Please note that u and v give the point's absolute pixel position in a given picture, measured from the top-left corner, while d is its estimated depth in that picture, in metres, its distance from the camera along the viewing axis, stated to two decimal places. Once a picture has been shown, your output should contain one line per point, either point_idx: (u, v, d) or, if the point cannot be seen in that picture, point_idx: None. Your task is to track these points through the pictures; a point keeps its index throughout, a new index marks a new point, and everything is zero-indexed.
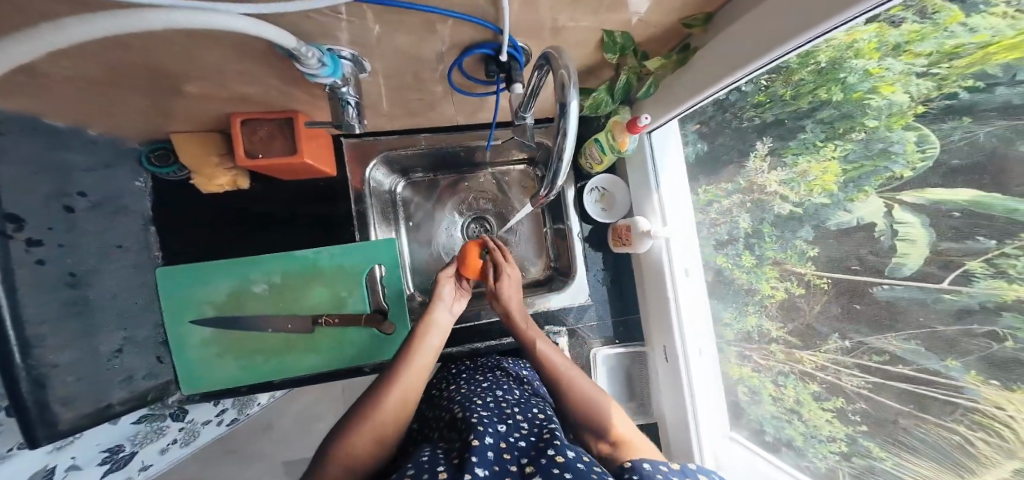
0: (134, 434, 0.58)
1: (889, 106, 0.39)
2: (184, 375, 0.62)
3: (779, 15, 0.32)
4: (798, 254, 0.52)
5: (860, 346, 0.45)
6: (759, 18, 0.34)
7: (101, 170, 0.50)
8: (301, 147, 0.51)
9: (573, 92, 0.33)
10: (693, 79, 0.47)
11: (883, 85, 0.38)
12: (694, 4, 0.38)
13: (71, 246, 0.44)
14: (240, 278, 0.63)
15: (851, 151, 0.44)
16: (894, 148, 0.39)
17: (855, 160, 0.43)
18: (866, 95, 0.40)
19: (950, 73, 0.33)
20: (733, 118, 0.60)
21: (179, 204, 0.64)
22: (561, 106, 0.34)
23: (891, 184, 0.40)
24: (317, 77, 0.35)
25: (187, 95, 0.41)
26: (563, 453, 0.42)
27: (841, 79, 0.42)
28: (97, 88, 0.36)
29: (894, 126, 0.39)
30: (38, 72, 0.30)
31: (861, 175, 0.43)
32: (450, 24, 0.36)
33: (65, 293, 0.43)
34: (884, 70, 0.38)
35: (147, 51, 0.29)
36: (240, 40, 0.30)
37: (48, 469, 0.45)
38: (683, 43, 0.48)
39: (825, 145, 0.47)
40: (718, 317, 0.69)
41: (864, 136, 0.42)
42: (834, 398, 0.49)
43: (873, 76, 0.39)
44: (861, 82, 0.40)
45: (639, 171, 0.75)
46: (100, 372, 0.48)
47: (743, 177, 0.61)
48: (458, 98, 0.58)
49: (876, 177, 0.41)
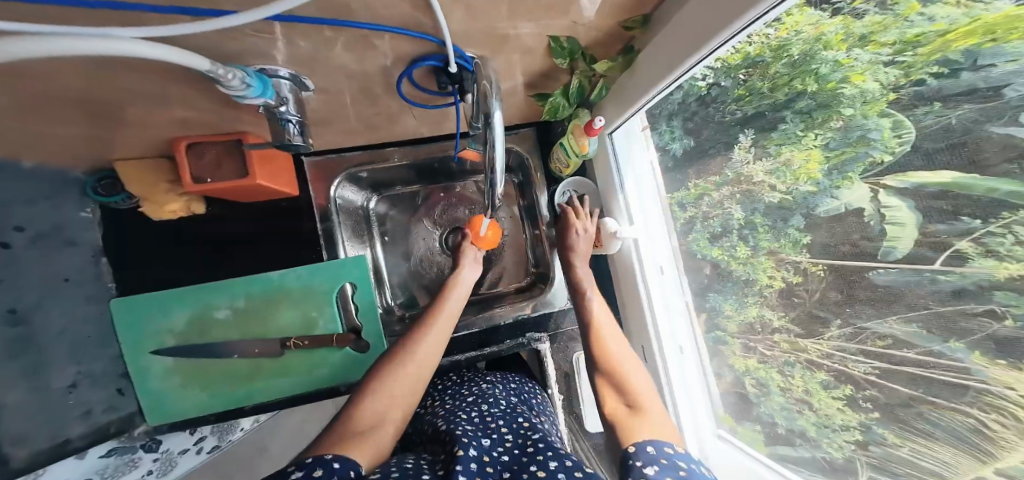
0: (102, 467, 0.54)
1: (861, 95, 0.37)
2: (149, 407, 0.60)
3: (712, 11, 0.32)
4: (792, 243, 0.49)
5: (863, 332, 0.42)
6: (691, 16, 0.34)
7: (41, 203, 0.49)
8: (253, 169, 0.50)
9: (495, 103, 0.33)
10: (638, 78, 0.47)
11: (854, 74, 0.37)
12: (629, 6, 0.38)
13: (7, 283, 0.43)
14: (203, 304, 0.62)
15: (832, 139, 0.42)
16: (872, 135, 0.38)
17: (836, 148, 0.42)
18: (838, 85, 0.39)
19: (916, 60, 0.32)
20: (716, 111, 0.58)
21: (130, 233, 0.62)
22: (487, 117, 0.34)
23: (874, 169, 0.38)
24: (244, 99, 0.34)
25: (123, 122, 0.40)
26: (545, 466, 0.40)
27: (814, 70, 0.41)
28: (19, 120, 0.35)
29: (870, 113, 0.37)
30: None
31: (845, 162, 0.41)
32: (389, 39, 0.35)
33: (3, 332, 0.42)
34: (853, 60, 0.37)
35: (55, 78, 0.28)
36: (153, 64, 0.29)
37: None
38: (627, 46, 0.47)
39: (805, 135, 0.45)
40: (720, 310, 0.63)
41: (842, 124, 0.40)
42: (843, 386, 0.45)
43: (844, 66, 0.38)
44: (834, 72, 0.39)
45: (605, 174, 0.78)
46: (47, 411, 0.47)
47: (730, 169, 0.58)
48: (417, 110, 0.57)
49: (859, 163, 0.40)
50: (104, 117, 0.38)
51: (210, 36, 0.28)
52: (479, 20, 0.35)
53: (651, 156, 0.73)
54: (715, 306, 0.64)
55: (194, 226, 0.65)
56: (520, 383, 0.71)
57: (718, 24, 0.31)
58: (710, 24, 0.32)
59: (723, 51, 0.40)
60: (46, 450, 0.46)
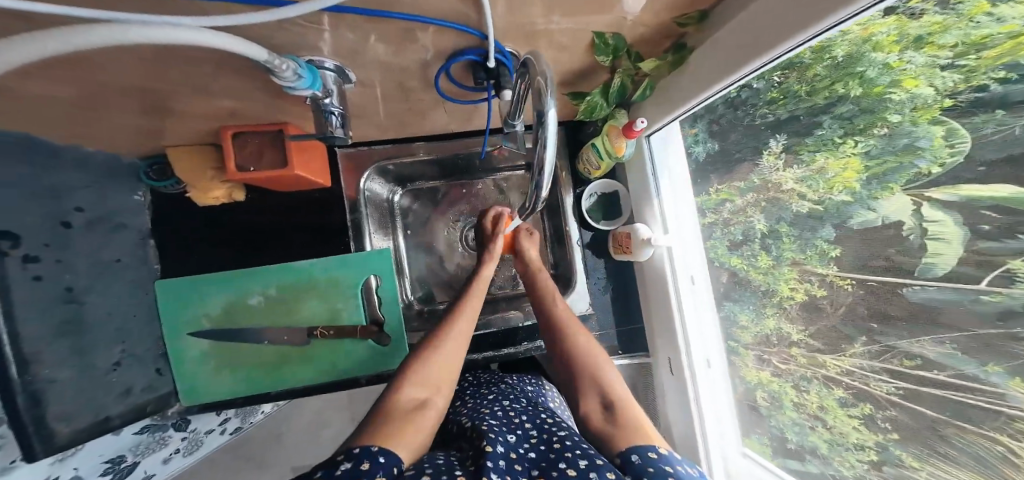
0: (136, 444, 0.56)
1: (911, 100, 0.35)
2: (185, 388, 0.62)
3: (775, 16, 0.30)
4: (819, 254, 0.48)
5: (890, 350, 0.41)
6: (750, 22, 0.33)
7: (98, 186, 0.52)
8: (292, 160, 0.52)
9: (550, 101, 0.30)
10: (690, 81, 0.46)
11: (905, 79, 0.35)
12: (686, 2, 0.35)
13: (66, 262, 0.45)
14: (237, 291, 0.64)
15: (873, 147, 0.40)
16: (920, 143, 0.35)
17: (877, 155, 0.40)
18: (887, 89, 0.36)
19: (979, 65, 0.29)
20: (746, 114, 0.55)
21: (173, 217, 0.65)
22: (539, 116, 0.32)
23: (919, 181, 0.36)
24: (296, 90, 0.35)
25: (174, 111, 0.41)
26: (575, 465, 0.38)
27: (860, 73, 0.38)
28: (86, 108, 0.37)
29: (920, 120, 0.35)
30: (15, 93, 0.30)
31: (885, 172, 0.39)
32: (433, 32, 0.35)
33: (62, 309, 0.43)
34: (905, 63, 0.34)
35: (118, 67, 0.29)
36: (215, 54, 0.30)
37: None
38: (679, 43, 0.45)
39: (844, 142, 0.43)
40: (734, 320, 0.64)
41: (887, 131, 0.38)
42: (862, 404, 0.45)
43: (893, 69, 0.35)
44: (881, 76, 0.36)
45: (640, 177, 0.73)
46: (90, 389, 0.46)
47: (757, 174, 0.57)
48: (450, 105, 0.57)
49: (902, 174, 0.37)
50: (160, 106, 0.39)
51: (265, 25, 0.28)
52: (523, 14, 0.34)
53: (682, 155, 0.70)
54: (731, 315, 0.64)
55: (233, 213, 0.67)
56: (537, 385, 0.70)
57: (778, 29, 0.30)
58: (769, 33, 0.31)
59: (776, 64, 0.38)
60: (88, 427, 0.45)
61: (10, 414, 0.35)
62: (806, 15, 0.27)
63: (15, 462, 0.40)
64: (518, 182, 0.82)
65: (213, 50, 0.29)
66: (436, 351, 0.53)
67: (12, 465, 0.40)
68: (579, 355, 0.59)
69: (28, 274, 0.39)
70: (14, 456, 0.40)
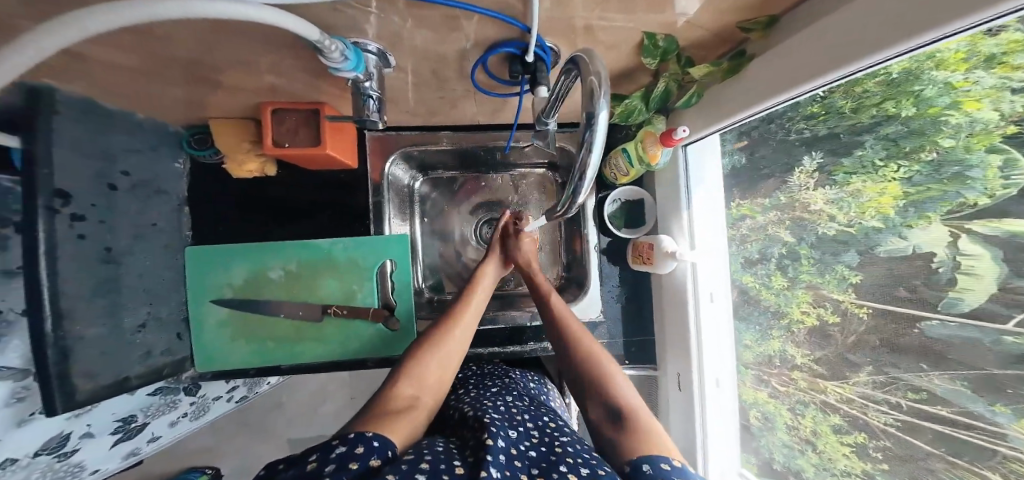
0: (147, 405, 0.60)
1: (970, 125, 0.32)
2: (203, 354, 0.64)
3: (845, 32, 0.28)
4: (838, 279, 0.47)
5: (895, 382, 0.41)
6: (816, 37, 0.31)
7: (145, 151, 0.54)
8: (325, 139, 0.51)
9: (603, 102, 0.28)
10: (747, 88, 0.42)
11: (967, 100, 0.31)
12: (756, 3, 0.32)
13: (108, 223, 0.46)
14: (260, 263, 0.65)
15: (917, 174, 0.37)
16: (971, 172, 0.32)
17: (920, 183, 0.37)
18: (944, 110, 0.33)
19: None
20: (780, 129, 0.52)
21: (209, 186, 0.67)
22: (588, 118, 0.29)
23: (964, 211, 0.34)
24: (340, 71, 0.34)
25: (223, 85, 0.42)
26: (575, 470, 0.36)
27: (914, 93, 0.34)
28: (140, 78, 0.38)
29: (974, 147, 0.32)
30: (85, 61, 0.31)
31: (926, 200, 0.37)
32: (477, 20, 0.34)
33: (101, 268, 0.45)
34: (971, 84, 0.30)
35: (173, 42, 0.30)
36: (266, 32, 0.29)
37: (64, 435, 0.48)
38: (738, 48, 0.42)
39: (885, 165, 0.40)
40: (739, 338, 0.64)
41: (936, 157, 0.35)
42: (857, 432, 0.45)
43: (956, 90, 0.31)
44: (940, 97, 0.33)
45: (670, 187, 0.70)
46: (115, 348, 0.47)
47: (784, 192, 0.55)
48: (480, 97, 0.56)
49: (945, 203, 0.35)
50: (205, 78, 0.39)
51: (318, 5, 0.27)
52: (575, 8, 0.32)
53: (717, 164, 0.65)
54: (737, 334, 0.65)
55: (266, 188, 0.68)
56: (540, 384, 0.70)
57: (851, 44, 0.28)
58: (846, 50, 0.28)
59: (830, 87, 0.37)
60: (110, 384, 0.46)
61: (39, 366, 0.37)
62: (883, 36, 0.25)
63: (36, 414, 0.44)
64: (536, 181, 0.81)
65: (252, 25, 0.28)
66: (434, 350, 0.52)
67: (31, 417, 0.43)
68: (583, 354, 0.53)
69: (74, 233, 0.40)
70: (35, 408, 0.44)
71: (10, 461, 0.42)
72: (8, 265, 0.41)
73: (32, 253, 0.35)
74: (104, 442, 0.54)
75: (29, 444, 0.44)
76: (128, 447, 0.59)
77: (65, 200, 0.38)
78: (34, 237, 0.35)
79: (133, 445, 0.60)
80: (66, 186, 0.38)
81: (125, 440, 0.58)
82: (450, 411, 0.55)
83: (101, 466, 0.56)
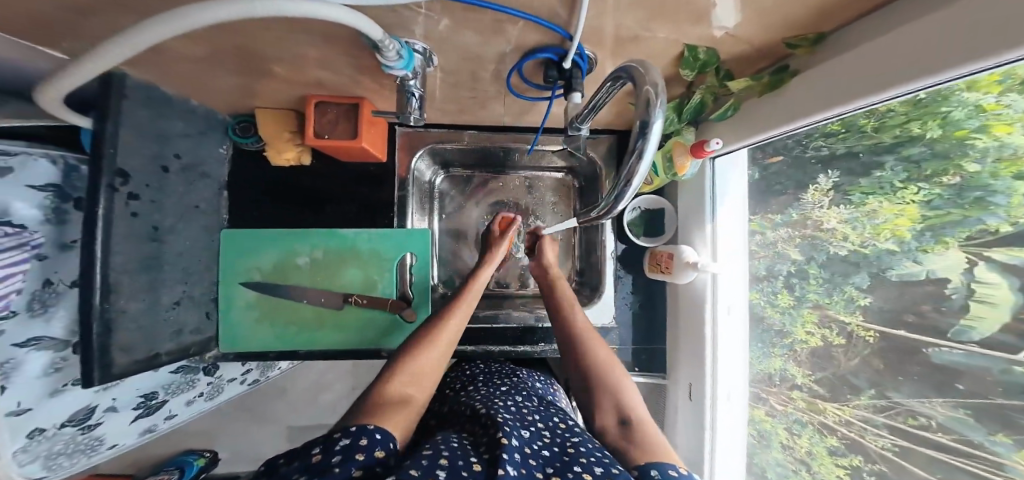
0: (168, 383, 0.62)
1: (999, 148, 0.33)
2: (228, 333, 0.66)
3: (869, 57, 0.30)
4: (846, 300, 0.51)
5: (896, 407, 0.45)
6: (847, 65, 0.32)
7: (195, 136, 0.56)
8: (361, 133, 0.55)
9: (659, 111, 0.27)
10: (785, 105, 0.42)
11: (997, 124, 0.32)
12: (806, 23, 0.33)
13: (158, 203, 0.49)
14: (288, 249, 0.67)
15: (937, 197, 0.39)
16: (995, 198, 0.34)
17: (938, 208, 0.39)
18: (972, 134, 0.34)
19: None
20: (796, 146, 0.54)
21: (247, 172, 0.68)
22: (640, 125, 0.28)
23: (983, 237, 0.35)
24: (391, 69, 0.38)
25: (271, 75, 0.46)
26: (591, 470, 0.36)
27: (943, 113, 0.34)
28: (196, 64, 0.41)
29: (1001, 173, 0.33)
30: (164, 49, 0.35)
31: (943, 226, 0.39)
32: (522, 26, 0.35)
33: (147, 246, 0.47)
34: (1004, 107, 0.30)
35: (243, 33, 0.34)
36: (329, 28, 0.33)
37: (89, 408, 0.50)
38: (780, 64, 0.41)
39: (904, 187, 0.43)
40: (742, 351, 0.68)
41: (960, 180, 0.37)
42: (851, 455, 0.51)
43: (987, 112, 0.31)
44: (969, 119, 0.33)
45: (693, 198, 0.70)
46: (151, 323, 0.49)
47: (796, 209, 0.59)
48: (511, 100, 0.57)
49: (964, 229, 0.37)
50: (251, 56, 0.40)
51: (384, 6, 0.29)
52: (616, 17, 0.33)
53: (743, 176, 0.66)
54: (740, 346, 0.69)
55: (302, 177, 0.70)
56: (546, 384, 0.70)
57: (880, 72, 0.29)
58: (876, 75, 0.29)
59: (855, 113, 0.38)
60: (142, 359, 0.48)
61: (84, 337, 0.39)
62: (907, 67, 0.26)
63: (68, 385, 0.47)
64: (553, 184, 0.81)
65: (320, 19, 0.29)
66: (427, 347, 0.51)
67: (64, 387, 0.46)
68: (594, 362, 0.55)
69: (128, 210, 0.43)
70: (67, 380, 0.47)
71: (39, 430, 0.44)
72: (66, 238, 0.44)
73: (91, 228, 0.38)
74: (126, 416, 0.56)
75: (56, 415, 0.46)
76: (146, 423, 0.60)
77: (124, 179, 0.42)
78: (94, 212, 0.38)
79: (151, 421, 0.62)
80: (124, 167, 0.41)
81: (145, 416, 0.60)
82: (461, 407, 0.56)
83: (120, 441, 0.58)
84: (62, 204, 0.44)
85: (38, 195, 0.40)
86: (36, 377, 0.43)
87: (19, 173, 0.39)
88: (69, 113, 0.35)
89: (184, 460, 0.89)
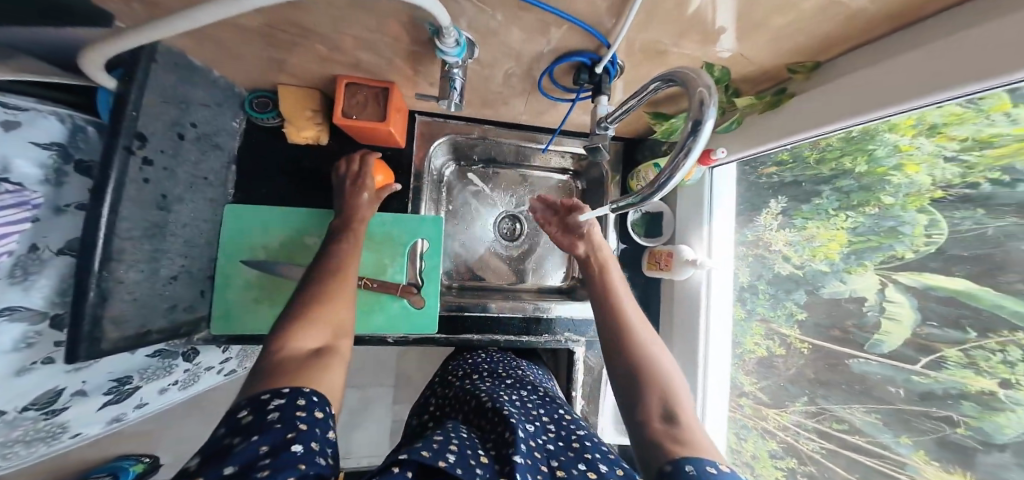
0: (145, 367, 0.56)
1: (908, 185, 0.44)
2: (219, 313, 0.61)
3: (866, 80, 0.37)
4: (787, 315, 0.61)
5: (823, 413, 0.55)
6: (843, 86, 0.39)
7: (212, 106, 0.54)
8: (390, 116, 0.57)
9: (711, 110, 0.30)
10: (782, 122, 0.49)
11: (908, 163, 0.42)
12: (808, 50, 0.40)
13: (170, 170, 0.46)
14: (296, 229, 0.65)
15: (861, 225, 0.50)
16: (903, 228, 0.45)
17: (862, 234, 0.50)
18: (889, 171, 0.45)
19: (979, 162, 0.37)
20: (755, 173, 0.65)
21: (258, 148, 0.66)
22: (692, 124, 0.31)
23: (892, 262, 0.46)
24: (445, 55, 0.41)
25: (308, 50, 0.46)
26: (596, 467, 0.37)
27: (870, 151, 0.45)
28: (237, 31, 0.40)
29: (908, 207, 0.44)
30: None
31: (864, 250, 0.50)
32: (565, 29, 0.39)
33: (154, 213, 0.44)
34: (914, 148, 0.41)
35: (309, 8, 0.35)
36: (393, 10, 0.35)
37: (55, 391, 0.44)
38: (779, 87, 0.49)
39: (836, 214, 0.53)
40: None
41: (878, 211, 0.47)
42: (788, 458, 0.60)
43: (902, 151, 0.42)
44: (889, 157, 0.44)
45: (690, 206, 0.76)
46: (147, 296, 0.46)
47: (751, 230, 0.69)
48: (533, 98, 0.61)
49: (880, 254, 0.47)
50: (299, 29, 0.40)
51: None
52: (650, 33, 0.38)
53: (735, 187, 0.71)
54: None
55: (315, 157, 0.68)
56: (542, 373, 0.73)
57: (874, 95, 0.36)
58: (873, 97, 0.36)
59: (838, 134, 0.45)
60: (133, 336, 0.44)
61: (77, 305, 0.35)
62: (901, 90, 0.33)
63: (37, 364, 0.41)
64: (558, 185, 0.85)
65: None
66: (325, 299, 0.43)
67: (32, 366, 0.40)
68: (637, 347, 0.49)
69: (141, 176, 0.41)
70: (38, 357, 0.40)
71: None
72: (62, 201, 0.40)
73: (102, 190, 0.36)
74: (96, 401, 0.50)
75: (18, 397, 0.40)
76: (115, 411, 0.55)
77: (141, 142, 0.40)
78: (107, 175, 0.36)
79: (120, 410, 0.56)
80: (143, 129, 0.40)
81: (116, 403, 0.54)
82: (466, 396, 0.54)
83: (83, 430, 0.52)
84: (64, 165, 0.40)
85: (42, 153, 0.38)
86: (5, 351, 0.37)
87: (24, 128, 0.36)
88: (97, 68, 0.34)
89: (118, 467, 0.77)
